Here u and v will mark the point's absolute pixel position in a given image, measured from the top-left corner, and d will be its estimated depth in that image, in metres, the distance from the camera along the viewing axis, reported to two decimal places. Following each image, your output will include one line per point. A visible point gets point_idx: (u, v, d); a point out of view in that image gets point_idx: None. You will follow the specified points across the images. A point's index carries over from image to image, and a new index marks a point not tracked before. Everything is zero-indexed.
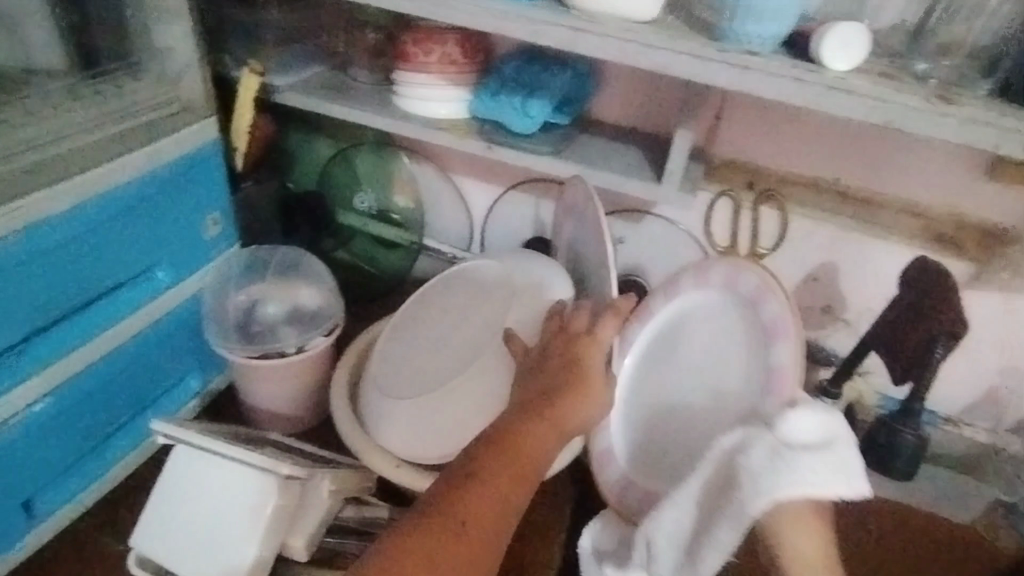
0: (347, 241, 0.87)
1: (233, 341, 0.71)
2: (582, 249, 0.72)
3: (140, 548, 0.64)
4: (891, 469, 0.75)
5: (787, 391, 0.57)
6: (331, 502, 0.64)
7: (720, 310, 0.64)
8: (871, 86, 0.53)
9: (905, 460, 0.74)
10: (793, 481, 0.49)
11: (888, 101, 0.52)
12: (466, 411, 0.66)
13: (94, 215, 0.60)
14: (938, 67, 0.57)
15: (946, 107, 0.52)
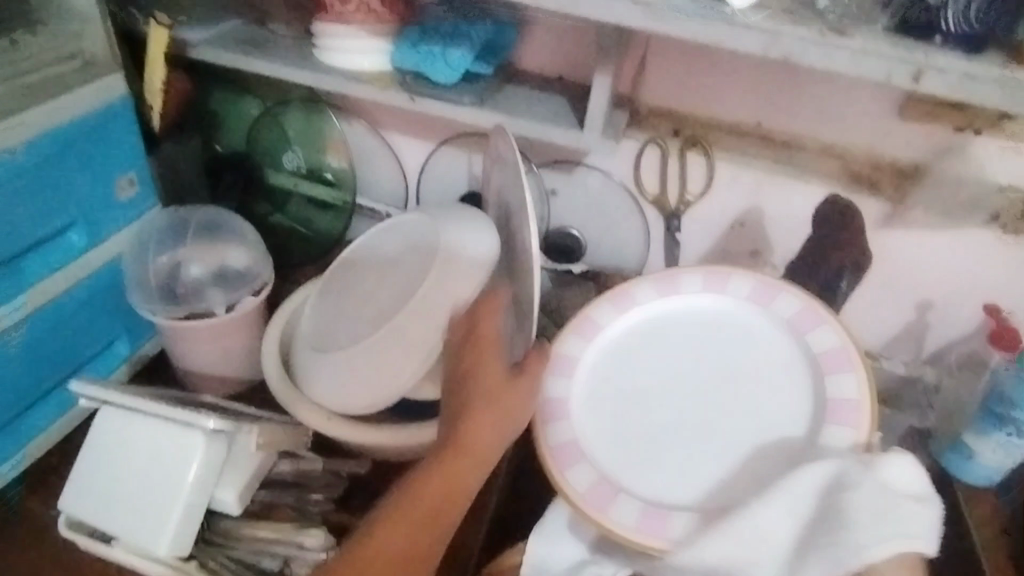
0: (282, 205, 0.87)
1: (157, 302, 0.70)
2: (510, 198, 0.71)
3: (71, 510, 0.63)
4: None
5: (856, 426, 0.51)
6: (263, 456, 0.65)
7: (732, 314, 0.60)
8: (767, 21, 0.54)
9: None
10: (903, 534, 0.44)
11: (783, 35, 0.54)
12: (385, 366, 0.65)
13: None
14: None
15: (837, 39, 0.53)
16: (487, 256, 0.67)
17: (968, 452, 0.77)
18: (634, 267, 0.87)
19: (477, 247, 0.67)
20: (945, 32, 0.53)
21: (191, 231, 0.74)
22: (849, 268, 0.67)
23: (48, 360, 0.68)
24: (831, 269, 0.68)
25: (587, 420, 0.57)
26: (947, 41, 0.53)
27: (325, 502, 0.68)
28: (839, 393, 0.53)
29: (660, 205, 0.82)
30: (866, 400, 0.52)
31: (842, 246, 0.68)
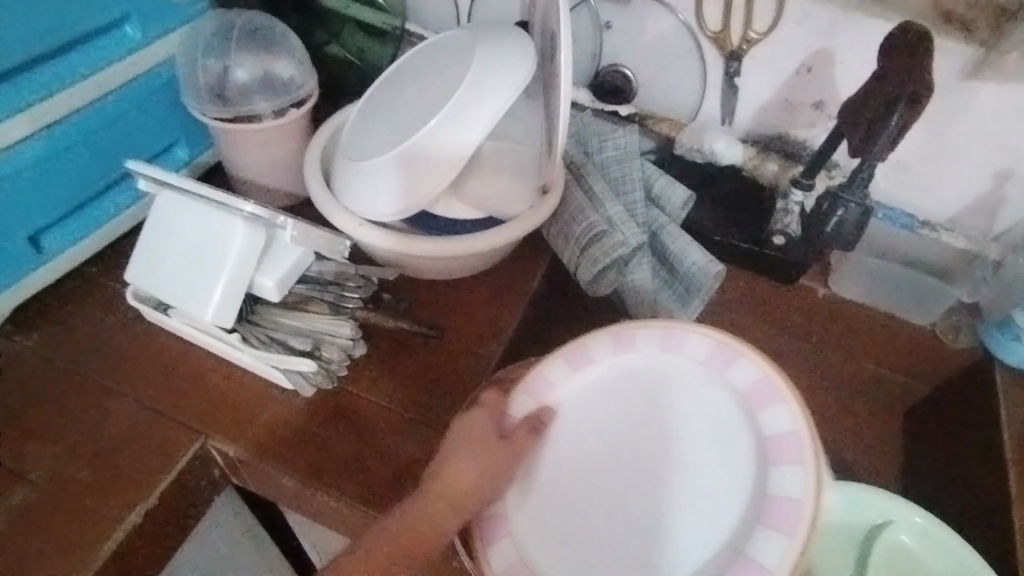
0: (338, 34, 0.87)
1: (207, 104, 0.74)
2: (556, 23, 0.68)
3: (134, 282, 0.71)
4: (832, 240, 0.75)
5: (763, 464, 0.49)
6: (301, 250, 0.69)
7: (698, 387, 0.54)
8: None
9: (847, 232, 0.74)
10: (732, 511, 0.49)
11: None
12: (426, 162, 0.67)
13: None
14: None
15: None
16: (520, 76, 0.67)
17: (1016, 332, 0.71)
18: (686, 113, 0.84)
19: (522, 68, 0.67)
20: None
21: (239, 35, 0.76)
22: (907, 97, 0.63)
23: (113, 150, 0.74)
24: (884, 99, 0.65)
25: (521, 546, 0.51)
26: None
27: (359, 301, 0.73)
28: (783, 488, 0.47)
29: (720, 43, 0.76)
30: (733, 394, 0.52)
31: (911, 68, 0.62)
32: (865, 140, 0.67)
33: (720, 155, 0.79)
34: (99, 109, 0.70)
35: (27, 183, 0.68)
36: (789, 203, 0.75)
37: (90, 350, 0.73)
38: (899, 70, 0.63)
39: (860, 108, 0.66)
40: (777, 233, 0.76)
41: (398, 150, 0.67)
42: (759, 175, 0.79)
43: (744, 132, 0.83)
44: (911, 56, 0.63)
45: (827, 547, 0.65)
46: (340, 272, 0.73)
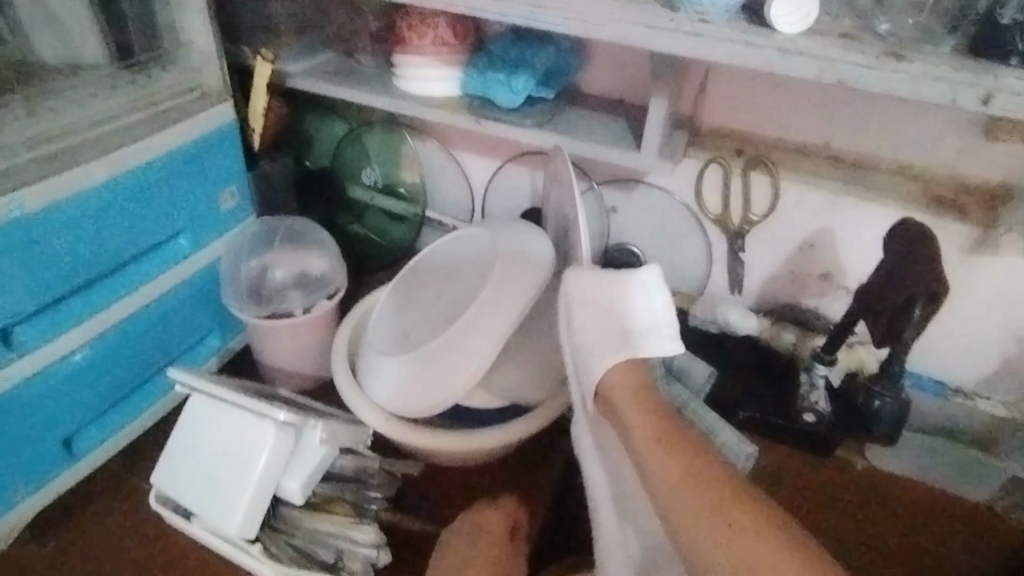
0: (360, 216, 0.93)
1: (243, 302, 0.78)
2: (570, 212, 0.71)
3: (160, 485, 0.70)
4: (871, 432, 0.73)
5: None
6: (327, 447, 0.70)
7: None
8: (822, 49, 0.59)
9: (885, 425, 0.72)
10: None
11: (838, 61, 0.58)
12: (454, 358, 0.69)
13: (111, 193, 0.68)
14: (900, 27, 0.63)
15: (895, 65, 0.57)
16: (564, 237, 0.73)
17: None
18: (696, 286, 0.85)
19: (546, 264, 0.72)
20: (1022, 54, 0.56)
21: (281, 239, 0.83)
22: (923, 297, 0.64)
23: (152, 349, 0.77)
24: (899, 299, 0.66)
25: None
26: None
27: (381, 500, 0.72)
28: None
29: (722, 223, 0.80)
30: None
31: (910, 277, 0.66)
32: (885, 335, 0.69)
33: (736, 325, 0.81)
34: (144, 315, 0.75)
35: (68, 390, 0.70)
36: (814, 376, 0.75)
37: (104, 557, 0.71)
38: (913, 271, 0.65)
39: (879, 295, 0.69)
40: (807, 411, 0.75)
41: (410, 354, 0.71)
42: (776, 344, 0.80)
43: (755, 302, 0.84)
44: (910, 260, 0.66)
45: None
46: (366, 465, 0.73)
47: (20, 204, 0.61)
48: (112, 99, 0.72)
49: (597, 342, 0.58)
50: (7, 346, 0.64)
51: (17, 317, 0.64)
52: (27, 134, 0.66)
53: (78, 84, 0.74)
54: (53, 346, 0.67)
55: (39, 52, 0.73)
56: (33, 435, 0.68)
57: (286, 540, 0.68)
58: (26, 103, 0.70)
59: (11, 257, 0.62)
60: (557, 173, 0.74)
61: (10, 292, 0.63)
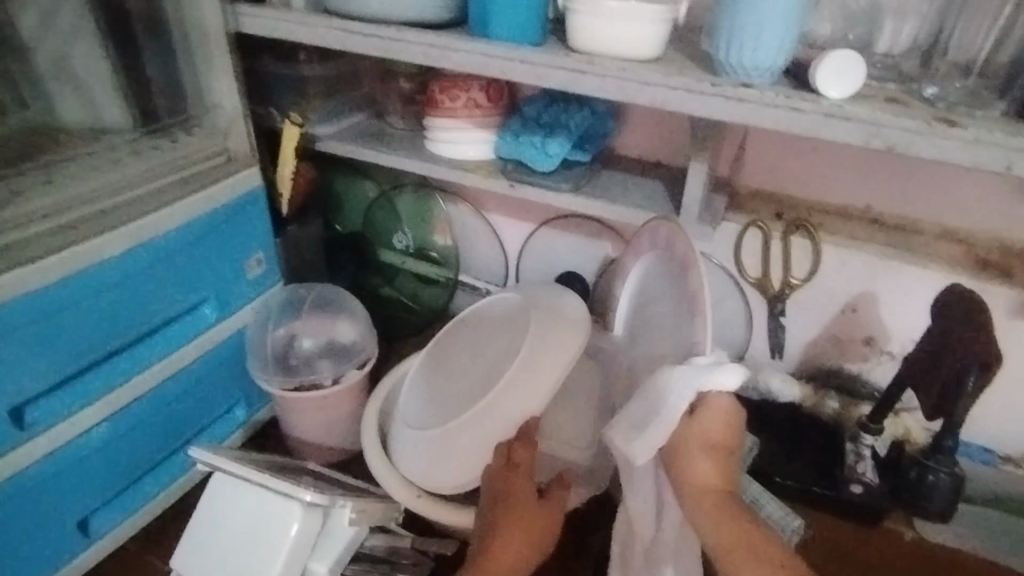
0: (390, 279, 0.92)
1: (270, 373, 0.76)
2: (674, 288, 0.64)
3: (181, 569, 0.67)
4: (927, 510, 0.70)
5: None
6: (356, 528, 0.67)
7: None
8: (871, 113, 0.56)
9: (940, 502, 0.69)
10: None
11: (889, 127, 0.56)
12: (492, 438, 0.66)
13: (134, 262, 0.65)
14: (945, 90, 0.61)
15: (946, 129, 0.54)
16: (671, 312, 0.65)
17: None
18: (735, 350, 0.83)
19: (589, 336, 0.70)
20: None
21: (309, 305, 0.80)
22: (978, 367, 0.62)
23: (172, 423, 0.74)
24: (951, 371, 0.65)
25: None
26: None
27: None
28: None
29: (762, 286, 0.77)
30: None
31: (965, 343, 0.63)
32: (935, 408, 0.67)
33: (778, 392, 0.79)
34: (165, 387, 0.72)
35: (84, 469, 0.67)
36: (860, 447, 0.73)
37: None
38: (953, 343, 0.64)
39: (932, 366, 0.67)
40: (854, 481, 0.73)
41: (443, 428, 0.68)
42: (819, 412, 0.79)
43: (795, 366, 0.82)
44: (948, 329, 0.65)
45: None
46: (397, 543, 0.71)
47: (40, 275, 0.58)
48: (135, 164, 0.70)
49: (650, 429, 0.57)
50: (18, 426, 0.60)
51: (31, 395, 0.61)
52: (46, 202, 0.63)
53: (99, 147, 0.72)
54: (69, 424, 0.64)
55: (65, 115, 0.72)
56: (46, 519, 0.65)
57: None
58: (44, 167, 0.67)
59: (27, 332, 0.59)
60: (668, 240, 0.66)
61: (24, 368, 0.59)
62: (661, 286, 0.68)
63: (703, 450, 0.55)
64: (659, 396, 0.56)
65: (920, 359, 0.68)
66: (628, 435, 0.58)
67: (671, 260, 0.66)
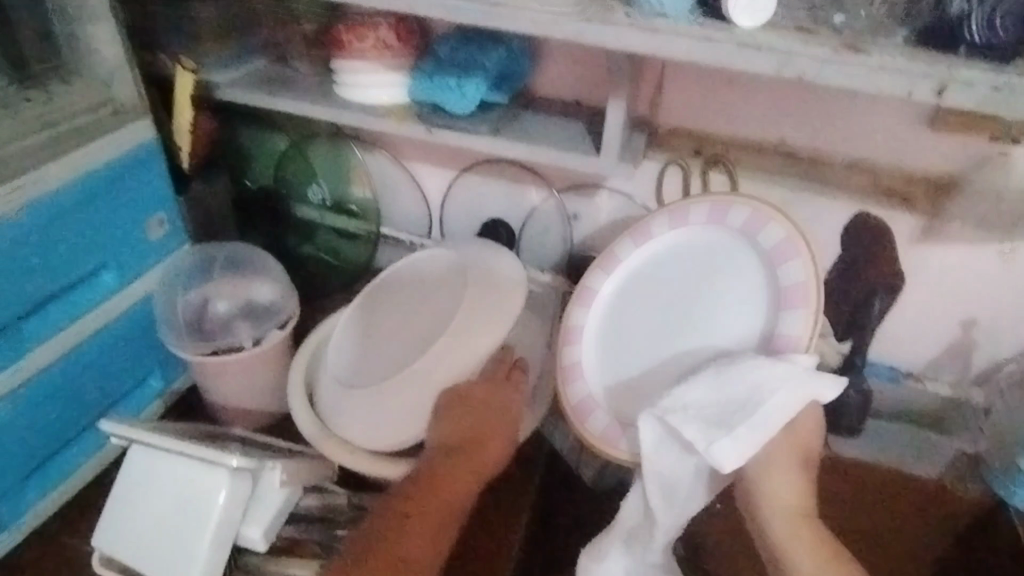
0: (309, 236, 0.88)
1: (184, 339, 0.72)
2: (750, 283, 0.62)
3: (102, 547, 0.64)
4: (837, 425, 0.80)
5: None
6: (288, 490, 0.65)
7: None
8: (780, 42, 0.56)
9: (853, 413, 0.80)
10: None
11: (796, 55, 0.55)
12: (424, 389, 0.65)
13: (14, 229, 0.59)
14: (852, 19, 0.59)
15: (852, 56, 0.54)
16: (732, 292, 0.63)
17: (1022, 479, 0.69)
18: None
19: (522, 289, 0.69)
20: (971, 42, 0.54)
21: (221, 267, 0.77)
22: (888, 288, 0.77)
23: (82, 398, 0.70)
24: (863, 288, 0.77)
25: None
26: (972, 52, 0.54)
27: None
28: None
29: None
30: None
31: (869, 264, 0.77)
32: (850, 322, 0.77)
33: None
34: (68, 361, 0.67)
35: None
36: None
37: None
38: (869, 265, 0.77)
39: (846, 287, 0.77)
40: None
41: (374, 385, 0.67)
42: None
43: None
44: (859, 247, 0.76)
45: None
46: (333, 501, 0.69)
47: None
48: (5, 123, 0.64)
49: (740, 434, 0.54)
50: None
51: None
52: None
53: None
54: None
55: None
56: None
57: None
58: None
59: None
60: (749, 222, 0.61)
61: None
62: (715, 262, 0.64)
63: (796, 467, 0.56)
64: (760, 395, 0.54)
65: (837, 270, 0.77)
66: (710, 434, 0.54)
67: (750, 250, 0.62)
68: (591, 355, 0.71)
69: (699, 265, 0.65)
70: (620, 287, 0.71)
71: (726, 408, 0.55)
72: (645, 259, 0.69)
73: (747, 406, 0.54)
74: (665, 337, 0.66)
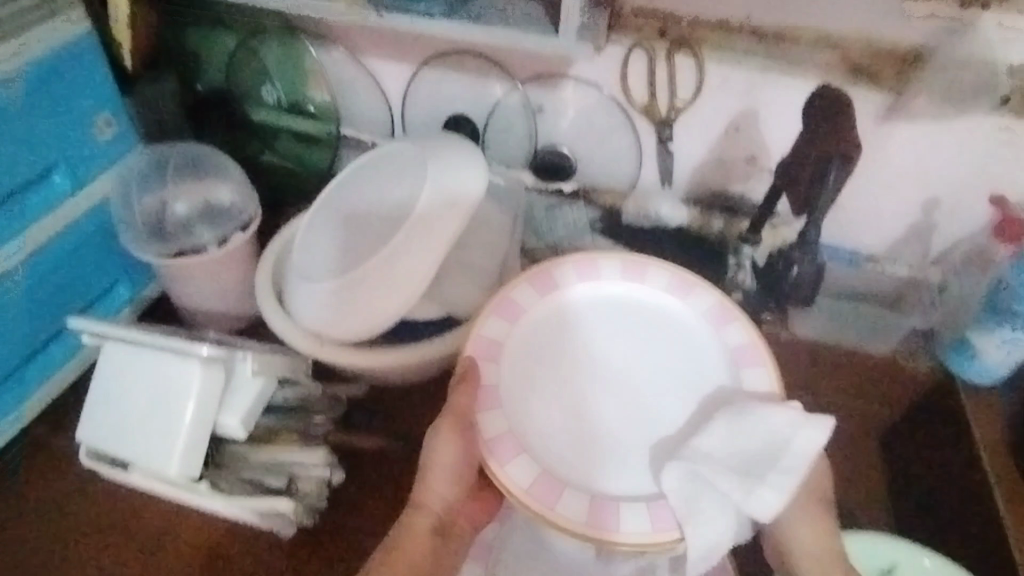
0: (270, 142, 0.86)
1: (147, 242, 0.73)
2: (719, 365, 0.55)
3: (86, 440, 0.66)
4: (787, 296, 0.82)
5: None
6: (263, 380, 0.67)
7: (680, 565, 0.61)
8: None
9: (806, 288, 0.80)
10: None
11: None
12: (387, 281, 0.66)
13: None
14: None
15: None
16: (682, 353, 0.56)
17: (971, 351, 0.75)
18: (627, 183, 0.84)
19: (479, 185, 0.70)
20: None
21: (175, 168, 0.77)
22: (842, 159, 0.74)
23: (51, 303, 0.70)
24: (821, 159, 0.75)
25: None
26: None
27: (327, 423, 0.72)
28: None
29: (649, 112, 0.79)
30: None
31: (833, 137, 0.75)
32: (803, 200, 0.78)
33: (666, 217, 0.83)
34: (30, 266, 0.67)
35: None
36: (741, 259, 0.80)
37: (44, 517, 0.68)
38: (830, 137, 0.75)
39: (812, 159, 0.75)
40: (737, 289, 0.80)
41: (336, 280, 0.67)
42: (706, 231, 0.82)
43: (685, 193, 0.85)
44: (818, 128, 0.75)
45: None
46: (308, 392, 0.71)
47: None
48: None
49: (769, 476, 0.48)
50: None
51: None
52: None
53: None
54: None
55: None
56: None
57: (231, 476, 0.67)
58: None
59: None
60: (676, 283, 0.58)
61: None
62: (659, 325, 0.57)
63: (816, 513, 0.54)
64: (779, 438, 0.49)
65: (798, 147, 0.76)
66: (747, 485, 0.47)
67: (698, 335, 0.57)
68: (561, 453, 0.50)
69: (649, 330, 0.57)
70: (578, 344, 0.56)
71: (744, 457, 0.49)
72: (591, 326, 0.57)
73: (767, 454, 0.48)
74: (652, 411, 0.54)
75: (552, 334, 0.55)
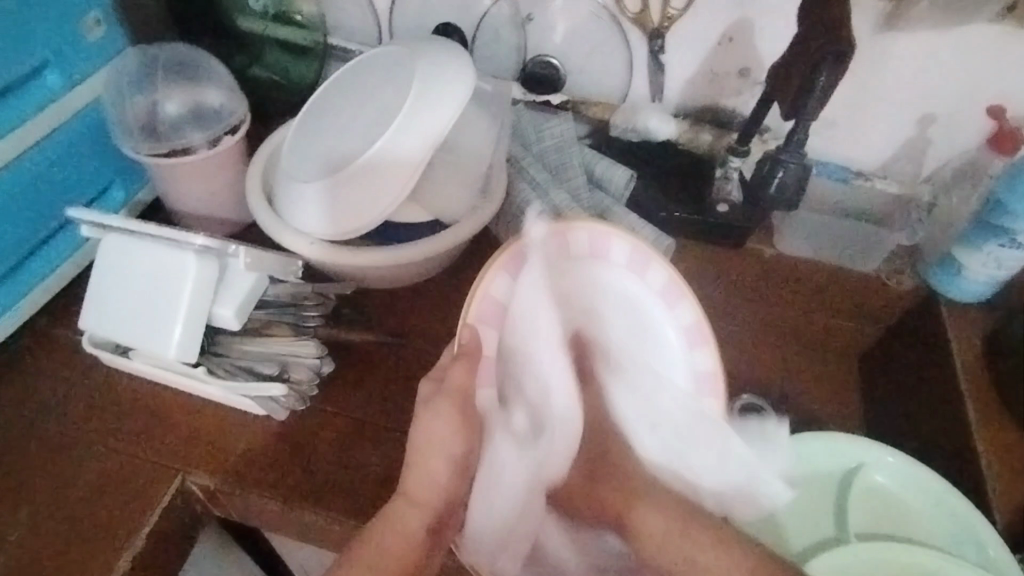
0: (258, 57, 0.86)
1: (139, 140, 0.73)
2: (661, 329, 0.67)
3: (89, 329, 0.70)
4: (774, 201, 0.78)
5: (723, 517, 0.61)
6: (255, 275, 0.69)
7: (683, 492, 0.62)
8: None
9: (789, 190, 0.77)
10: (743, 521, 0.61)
11: None
12: (374, 181, 0.67)
13: None
14: None
15: None
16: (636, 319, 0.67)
17: (956, 267, 0.75)
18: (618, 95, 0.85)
19: (469, 83, 0.70)
20: None
21: (164, 70, 0.78)
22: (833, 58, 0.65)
23: (51, 201, 0.72)
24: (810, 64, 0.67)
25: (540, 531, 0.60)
26: None
27: (319, 318, 0.74)
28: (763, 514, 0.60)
29: (641, 22, 0.77)
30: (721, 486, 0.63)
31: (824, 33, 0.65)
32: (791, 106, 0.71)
33: (655, 131, 0.83)
34: (29, 160, 0.68)
35: None
36: (728, 170, 0.78)
37: (50, 403, 0.72)
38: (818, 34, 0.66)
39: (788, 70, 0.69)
40: (721, 201, 0.80)
41: (325, 179, 0.69)
42: (694, 146, 0.82)
43: (675, 107, 0.84)
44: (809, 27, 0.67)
45: (910, 496, 0.68)
46: (299, 289, 0.74)
47: None
48: None
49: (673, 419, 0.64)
50: None
51: None
52: None
53: None
54: None
55: None
56: None
57: (226, 363, 0.70)
58: None
59: None
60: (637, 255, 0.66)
61: None
62: (620, 290, 0.67)
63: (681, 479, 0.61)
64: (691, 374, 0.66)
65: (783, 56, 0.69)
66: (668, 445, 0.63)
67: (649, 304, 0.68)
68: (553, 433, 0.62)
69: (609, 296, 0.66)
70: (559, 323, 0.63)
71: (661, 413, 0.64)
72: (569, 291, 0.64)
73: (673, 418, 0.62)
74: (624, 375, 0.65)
75: (543, 313, 0.62)
